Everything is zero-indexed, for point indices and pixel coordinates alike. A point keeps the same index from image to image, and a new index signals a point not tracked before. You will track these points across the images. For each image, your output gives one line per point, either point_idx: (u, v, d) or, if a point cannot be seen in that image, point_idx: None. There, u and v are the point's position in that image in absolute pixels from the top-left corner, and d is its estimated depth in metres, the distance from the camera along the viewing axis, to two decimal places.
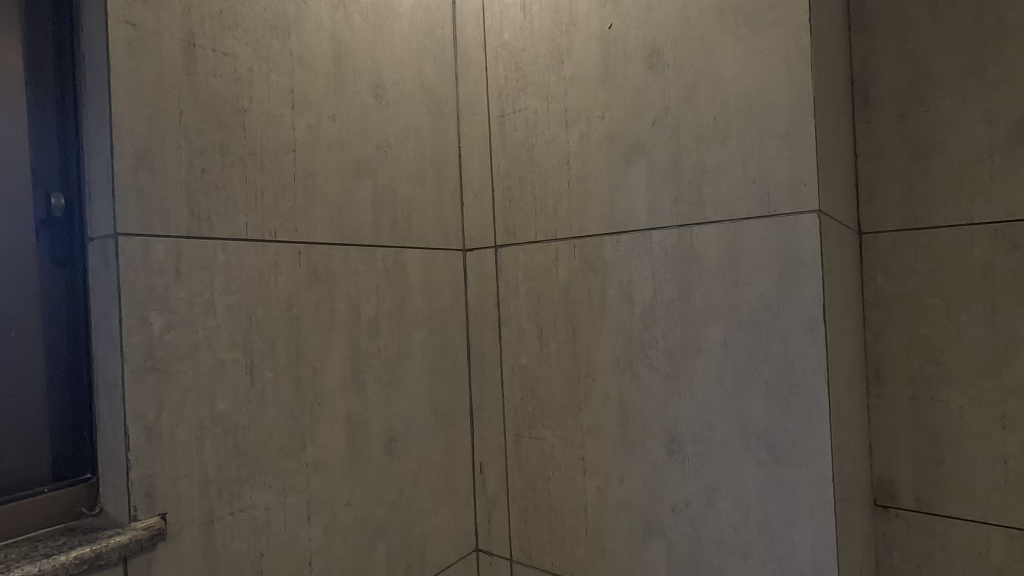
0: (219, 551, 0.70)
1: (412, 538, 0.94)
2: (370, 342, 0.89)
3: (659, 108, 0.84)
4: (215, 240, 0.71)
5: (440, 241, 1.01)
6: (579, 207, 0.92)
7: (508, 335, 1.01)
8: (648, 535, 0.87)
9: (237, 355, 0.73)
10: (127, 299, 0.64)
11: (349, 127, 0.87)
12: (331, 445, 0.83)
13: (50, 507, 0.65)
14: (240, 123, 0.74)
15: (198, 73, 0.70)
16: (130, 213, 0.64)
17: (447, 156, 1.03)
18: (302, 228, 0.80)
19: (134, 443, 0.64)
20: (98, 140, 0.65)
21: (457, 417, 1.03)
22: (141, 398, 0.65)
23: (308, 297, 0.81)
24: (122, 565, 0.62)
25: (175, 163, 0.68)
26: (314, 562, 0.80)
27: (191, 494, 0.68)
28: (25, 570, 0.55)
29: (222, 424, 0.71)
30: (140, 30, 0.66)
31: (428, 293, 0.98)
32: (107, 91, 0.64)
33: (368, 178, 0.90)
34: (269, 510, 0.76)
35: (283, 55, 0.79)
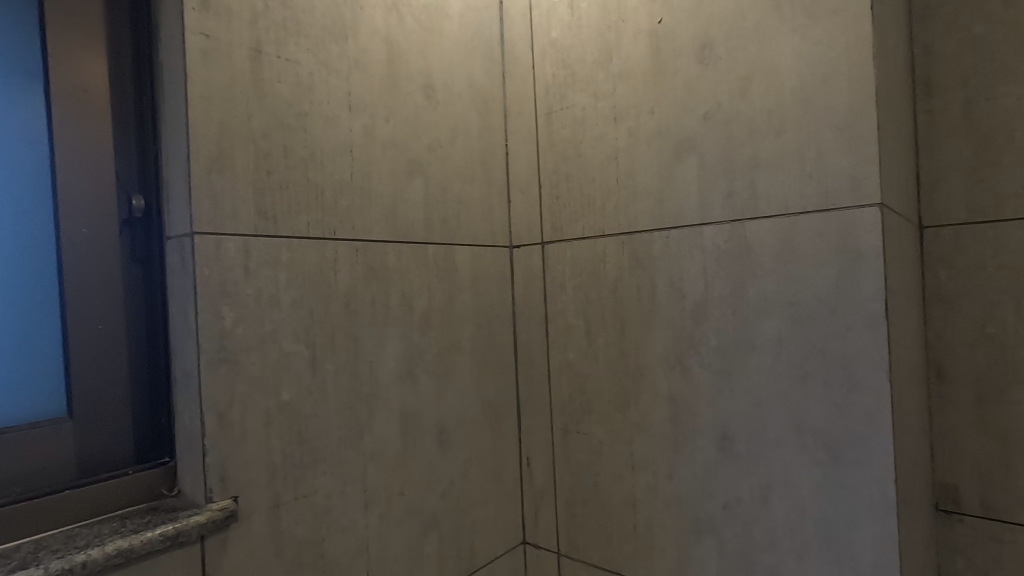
0: (284, 535, 0.74)
1: (462, 529, 0.96)
2: (423, 337, 0.92)
3: (711, 102, 0.83)
4: (280, 238, 0.75)
5: (488, 238, 1.02)
6: (627, 203, 0.92)
7: (555, 330, 1.02)
8: (698, 532, 0.87)
9: (300, 348, 0.76)
10: (202, 294, 0.68)
11: (402, 127, 0.90)
12: (386, 436, 0.86)
13: (134, 487, 0.70)
14: (302, 126, 0.77)
15: (264, 79, 0.74)
16: (204, 213, 0.68)
17: (495, 154, 1.05)
18: (359, 226, 0.83)
19: (209, 430, 0.68)
20: (176, 145, 0.69)
21: (504, 410, 1.05)
22: (215, 388, 0.69)
23: (365, 293, 0.84)
24: (199, 543, 0.66)
25: (244, 165, 0.72)
26: (371, 549, 0.83)
27: (260, 479, 0.72)
28: (117, 543, 0.60)
29: (287, 413, 0.75)
30: (213, 40, 0.70)
31: (476, 289, 1.00)
32: (184, 99, 0.68)
33: (420, 177, 0.92)
34: (329, 498, 0.79)
35: (341, 59, 0.82)
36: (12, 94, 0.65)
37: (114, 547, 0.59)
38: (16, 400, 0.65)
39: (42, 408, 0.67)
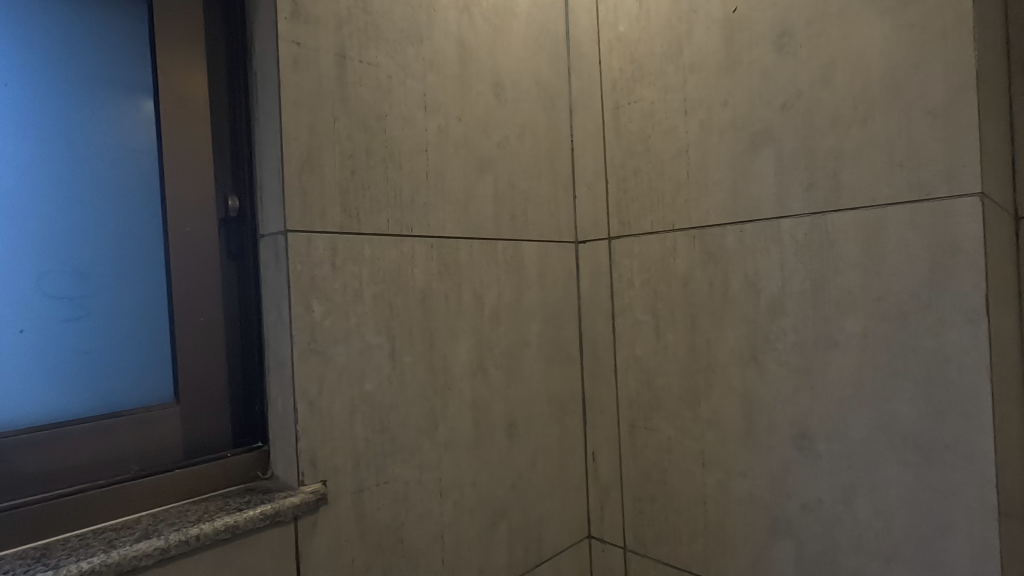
0: (368, 519, 0.77)
1: (530, 521, 0.98)
2: (493, 331, 0.94)
3: (790, 91, 0.80)
4: (362, 235, 0.78)
5: (554, 234, 1.03)
6: (699, 197, 0.91)
7: (622, 325, 1.01)
8: (775, 533, 0.85)
9: (381, 340, 0.80)
10: (295, 289, 0.72)
11: (473, 126, 0.92)
12: (458, 427, 0.88)
13: (234, 469, 0.75)
14: (381, 127, 0.80)
15: (348, 83, 0.77)
16: (296, 212, 0.72)
17: (561, 150, 1.05)
18: (434, 224, 0.86)
19: (301, 417, 0.72)
20: (270, 148, 0.73)
21: (570, 404, 1.06)
22: (307, 377, 0.72)
23: (439, 288, 0.86)
24: (293, 523, 0.70)
25: (331, 166, 0.75)
26: (446, 536, 0.86)
27: (346, 465, 0.76)
28: (224, 520, 0.64)
29: (370, 402, 0.78)
30: (303, 48, 0.73)
31: (543, 284, 1.01)
32: (278, 104, 0.72)
33: (490, 175, 0.94)
34: (408, 485, 0.82)
35: (416, 61, 0.85)
36: (125, 108, 0.71)
37: (223, 523, 0.64)
38: (130, 388, 0.71)
39: (152, 395, 0.72)
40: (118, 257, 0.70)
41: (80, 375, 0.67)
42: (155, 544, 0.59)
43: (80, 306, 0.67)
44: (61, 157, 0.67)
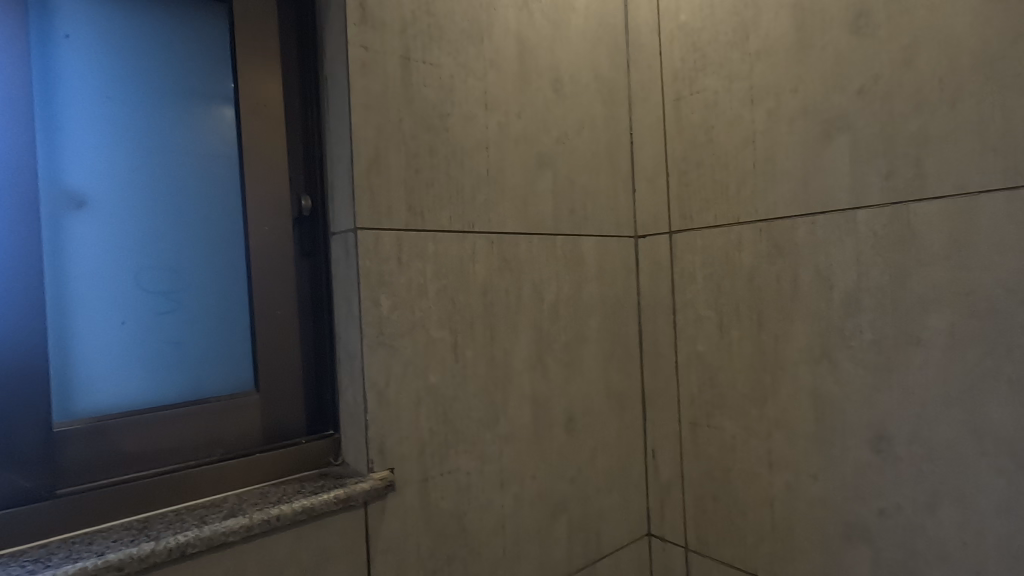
0: (432, 507, 0.80)
1: (589, 516, 0.98)
2: (553, 326, 0.94)
3: (867, 75, 0.76)
4: (426, 232, 0.80)
5: (613, 228, 1.03)
6: (766, 188, 0.87)
7: (684, 321, 1.00)
8: (848, 539, 0.81)
9: (444, 334, 0.82)
10: (364, 283, 0.75)
11: (533, 122, 0.92)
12: (519, 420, 0.90)
13: (308, 455, 0.79)
14: (444, 126, 0.82)
15: (412, 84, 0.80)
16: (365, 210, 0.75)
17: (620, 144, 1.04)
18: (494, 220, 0.87)
19: (371, 406, 0.75)
20: (340, 149, 0.77)
21: (629, 400, 1.05)
22: (375, 369, 0.75)
23: (500, 283, 0.88)
24: (364, 508, 0.73)
25: (397, 165, 0.78)
26: (507, 527, 0.87)
27: (411, 454, 0.78)
28: (301, 501, 0.68)
29: (434, 394, 0.81)
30: (371, 51, 0.76)
31: (602, 279, 1.01)
32: (348, 106, 0.75)
33: (549, 170, 0.94)
34: (470, 476, 0.84)
35: (477, 60, 0.86)
36: (210, 116, 0.76)
37: (300, 505, 0.67)
38: (215, 376, 0.76)
39: (235, 383, 0.77)
40: (204, 255, 0.75)
41: (172, 364, 0.73)
42: (240, 522, 0.63)
43: (171, 300, 0.72)
44: (155, 162, 0.72)
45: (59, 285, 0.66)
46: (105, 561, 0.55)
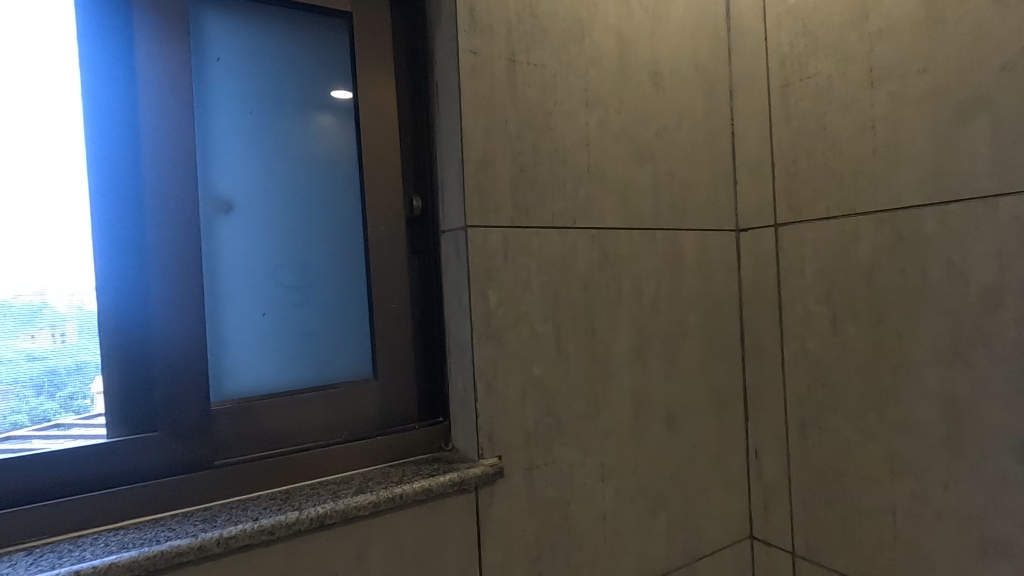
0: (537, 495, 0.82)
1: (689, 513, 0.97)
2: (652, 321, 0.94)
3: (1013, 49, 0.70)
4: (530, 228, 0.83)
5: (714, 222, 1.00)
6: (888, 176, 0.82)
7: (791, 317, 0.95)
8: (986, 554, 0.75)
9: (547, 328, 0.84)
10: (474, 279, 0.78)
11: (632, 117, 0.92)
12: (619, 415, 0.90)
13: (422, 439, 0.84)
14: (546, 124, 0.84)
15: (517, 85, 0.82)
16: (474, 209, 0.78)
17: (721, 135, 1.02)
18: (595, 216, 0.88)
19: (480, 396, 0.79)
20: (450, 150, 0.80)
21: (730, 398, 1.03)
22: (484, 360, 0.79)
23: (600, 278, 0.89)
24: (475, 492, 0.77)
25: (503, 164, 0.81)
26: (608, 519, 0.88)
27: (517, 443, 0.81)
28: (420, 482, 0.73)
29: (538, 386, 0.83)
30: (479, 56, 0.79)
31: (702, 274, 0.99)
32: (458, 109, 0.78)
33: (649, 164, 0.94)
34: (572, 467, 0.86)
35: (578, 58, 0.87)
36: (333, 125, 0.83)
37: (420, 485, 0.72)
38: (340, 364, 0.82)
39: (356, 371, 0.84)
40: (330, 252, 0.82)
41: (304, 353, 0.80)
42: (369, 497, 0.69)
43: (303, 294, 0.80)
44: (288, 169, 0.79)
45: (213, 282, 0.74)
46: (260, 526, 0.62)
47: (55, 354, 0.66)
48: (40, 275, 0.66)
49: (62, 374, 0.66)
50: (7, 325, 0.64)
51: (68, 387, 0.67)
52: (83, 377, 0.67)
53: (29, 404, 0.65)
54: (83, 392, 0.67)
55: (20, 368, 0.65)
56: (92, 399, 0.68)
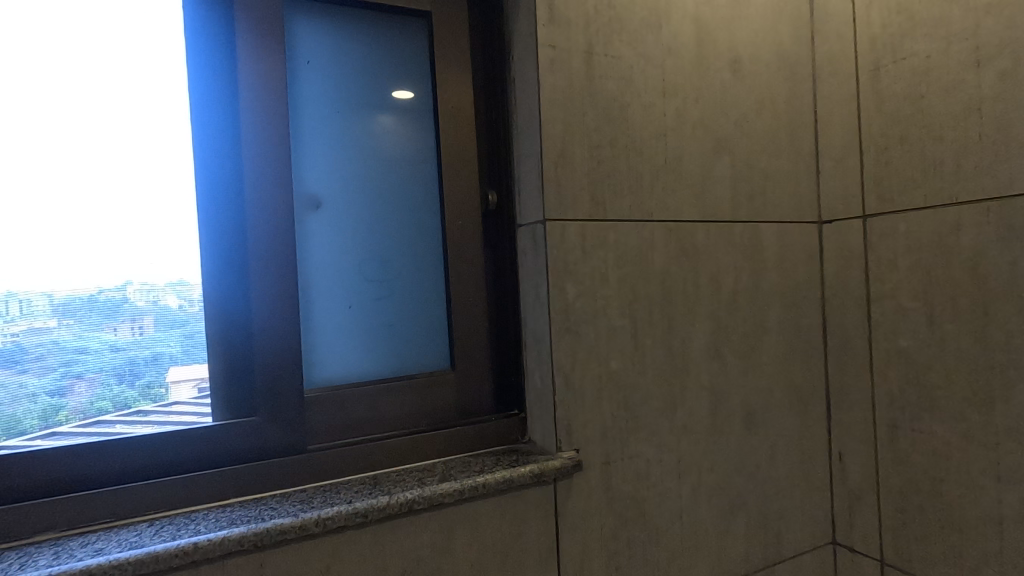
0: (614, 489, 0.82)
1: (769, 515, 0.94)
2: (730, 316, 0.91)
3: None
4: (608, 221, 0.82)
5: (795, 214, 0.97)
6: (996, 161, 0.76)
7: (881, 312, 0.91)
8: None
9: (624, 322, 0.83)
10: (552, 272, 0.78)
11: (711, 106, 0.90)
12: (696, 411, 0.88)
13: (498, 431, 0.85)
14: (624, 116, 0.83)
15: (595, 77, 0.82)
16: (553, 202, 0.79)
17: (803, 122, 0.98)
18: (672, 208, 0.87)
19: (558, 388, 0.79)
20: (529, 144, 0.81)
21: (812, 397, 0.99)
22: (563, 353, 0.79)
23: (678, 271, 0.87)
24: (554, 484, 0.78)
25: (581, 157, 0.81)
26: (685, 517, 0.87)
27: (595, 437, 0.81)
28: (501, 472, 0.74)
29: (616, 380, 0.82)
30: (557, 49, 0.79)
31: (783, 268, 0.96)
32: (537, 103, 0.79)
33: (727, 155, 0.91)
34: (649, 462, 0.85)
35: (656, 48, 0.86)
36: (413, 123, 0.85)
37: (501, 476, 0.73)
38: (420, 356, 0.85)
39: (435, 363, 0.86)
40: (411, 246, 0.84)
41: (386, 344, 0.83)
42: (454, 485, 0.70)
43: (386, 288, 0.82)
44: (371, 166, 0.82)
45: (305, 275, 0.77)
46: (354, 508, 0.65)
47: (134, 344, 0.69)
48: (134, 268, 0.69)
49: (140, 364, 0.70)
50: (91, 318, 0.67)
51: (146, 375, 0.70)
52: (159, 367, 0.70)
53: (112, 392, 0.69)
54: (160, 381, 0.70)
55: (103, 358, 0.68)
56: (168, 388, 0.71)
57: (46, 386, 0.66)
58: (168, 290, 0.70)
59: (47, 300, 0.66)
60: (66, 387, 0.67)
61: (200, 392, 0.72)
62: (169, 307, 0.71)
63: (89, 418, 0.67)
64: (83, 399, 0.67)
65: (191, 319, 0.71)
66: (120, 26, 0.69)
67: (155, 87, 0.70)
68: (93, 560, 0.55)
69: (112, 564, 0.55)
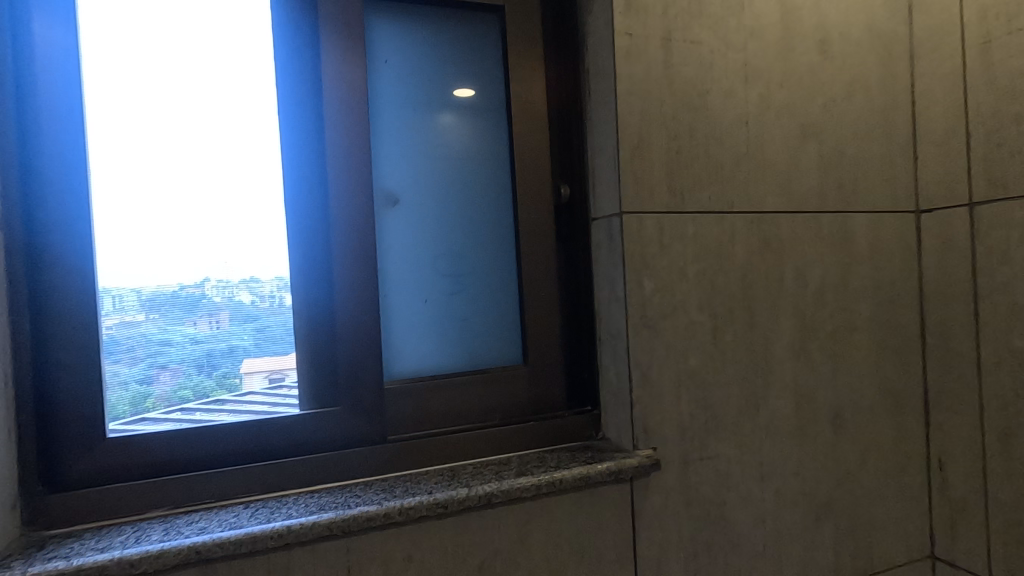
0: (693, 490, 0.79)
1: (859, 524, 0.88)
2: (817, 313, 0.86)
3: None
4: (686, 213, 0.79)
5: (890, 203, 0.90)
6: None
7: (991, 309, 0.83)
8: None
9: (703, 317, 0.80)
10: (629, 266, 0.77)
11: (796, 90, 0.85)
12: (780, 412, 0.84)
13: (573, 427, 0.84)
14: (703, 104, 0.80)
15: (673, 65, 0.79)
16: (629, 194, 0.77)
17: (899, 104, 0.91)
18: (755, 199, 0.83)
19: (635, 385, 0.77)
20: (604, 135, 0.79)
21: (908, 399, 0.92)
22: (640, 349, 0.77)
23: (760, 265, 0.83)
24: (630, 482, 0.76)
25: (659, 147, 0.78)
26: (768, 522, 0.83)
27: (673, 436, 0.79)
28: (578, 468, 0.73)
29: (694, 378, 0.80)
30: (634, 37, 0.77)
31: (875, 261, 0.89)
32: (613, 94, 0.77)
33: (815, 141, 0.86)
34: (730, 464, 0.81)
35: (738, 31, 0.82)
36: (485, 118, 0.85)
37: (578, 472, 0.72)
38: (493, 350, 0.85)
39: (507, 357, 0.86)
40: (484, 241, 0.84)
41: (460, 339, 0.83)
42: (531, 480, 0.70)
43: (460, 282, 0.83)
44: (445, 161, 0.83)
45: (383, 269, 0.79)
46: (435, 499, 0.66)
47: (212, 338, 0.73)
48: (220, 264, 0.72)
49: (218, 356, 0.73)
50: (175, 312, 0.71)
51: (223, 366, 0.73)
52: (234, 359, 0.74)
53: (193, 381, 0.72)
54: (235, 372, 0.74)
55: (185, 350, 0.72)
56: (242, 378, 0.74)
57: (136, 375, 0.70)
58: (242, 286, 0.73)
59: (135, 295, 0.70)
60: (153, 376, 0.70)
61: (271, 383, 0.75)
62: (242, 302, 0.73)
63: (173, 406, 0.71)
64: (167, 387, 0.71)
65: (263, 314, 0.74)
66: (211, 33, 0.73)
67: (243, 90, 0.74)
68: (198, 538, 0.58)
69: (215, 542, 0.58)
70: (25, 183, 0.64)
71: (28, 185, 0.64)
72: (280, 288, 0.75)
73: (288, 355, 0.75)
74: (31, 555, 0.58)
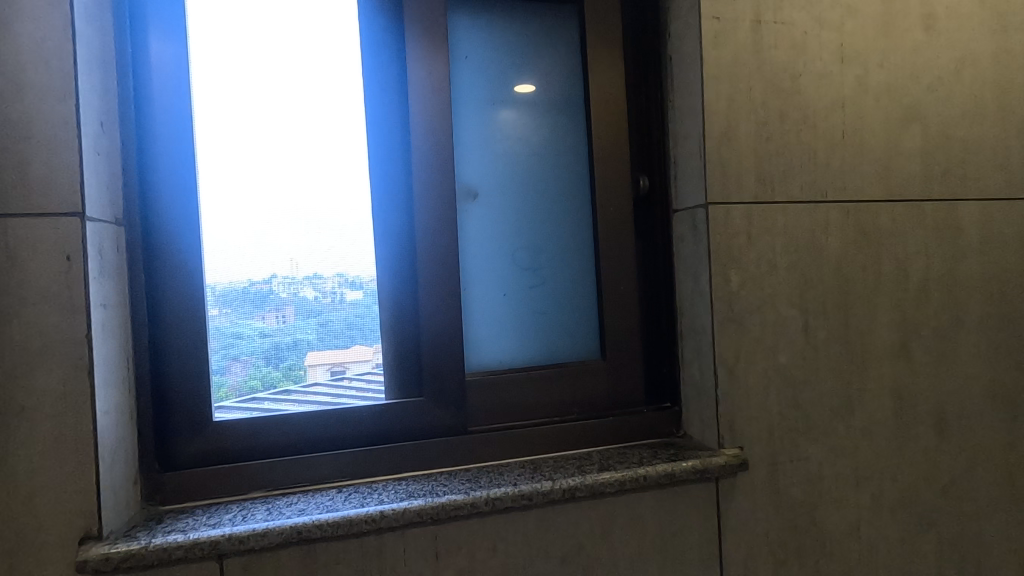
0: (783, 492, 0.76)
1: (965, 536, 0.82)
2: (920, 308, 0.80)
3: None
4: (777, 203, 0.76)
5: (1003, 189, 0.83)
6: None
7: None
8: None
9: (794, 312, 0.77)
10: (715, 258, 0.74)
11: (898, 70, 0.79)
12: (878, 414, 0.79)
13: (652, 424, 0.83)
14: (795, 88, 0.76)
15: (763, 48, 0.75)
16: (716, 184, 0.74)
17: (1015, 81, 0.83)
18: (851, 187, 0.78)
19: (721, 381, 0.75)
20: (689, 124, 0.77)
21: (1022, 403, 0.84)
22: (726, 343, 0.75)
23: (856, 258, 0.78)
24: (716, 482, 0.74)
25: (748, 135, 0.75)
26: (863, 529, 0.79)
27: (760, 435, 0.76)
28: (662, 465, 0.71)
29: (784, 375, 0.76)
30: (722, 21, 0.74)
31: (986, 253, 0.82)
32: (700, 80, 0.74)
33: (918, 124, 0.80)
34: (822, 466, 0.77)
35: (833, 9, 0.78)
36: (563, 110, 0.84)
37: (662, 469, 0.70)
38: (570, 344, 0.85)
39: (585, 352, 0.85)
40: (560, 234, 0.84)
41: (538, 332, 0.83)
42: (615, 475, 0.69)
43: (537, 275, 0.83)
44: (523, 155, 0.83)
45: (464, 262, 0.80)
46: (520, 490, 0.66)
47: (279, 331, 0.75)
48: (306, 258, 0.75)
49: (284, 349, 0.75)
50: (244, 307, 0.73)
51: (289, 359, 0.75)
52: (298, 352, 0.75)
53: (261, 372, 0.74)
54: (300, 364, 0.75)
55: (254, 343, 0.74)
56: (306, 370, 0.75)
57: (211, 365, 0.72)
58: (305, 282, 0.75)
59: (209, 291, 0.72)
60: (225, 367, 0.73)
61: (334, 375, 0.76)
62: (307, 298, 0.75)
63: (244, 396, 0.73)
64: (239, 378, 0.73)
65: (325, 309, 0.75)
66: (302, 34, 0.75)
67: (332, 88, 0.76)
68: (299, 519, 0.61)
69: (315, 523, 0.60)
70: (143, 186, 0.69)
71: (145, 185, 0.69)
72: (341, 284, 0.76)
73: (349, 349, 0.76)
74: (152, 528, 0.62)
